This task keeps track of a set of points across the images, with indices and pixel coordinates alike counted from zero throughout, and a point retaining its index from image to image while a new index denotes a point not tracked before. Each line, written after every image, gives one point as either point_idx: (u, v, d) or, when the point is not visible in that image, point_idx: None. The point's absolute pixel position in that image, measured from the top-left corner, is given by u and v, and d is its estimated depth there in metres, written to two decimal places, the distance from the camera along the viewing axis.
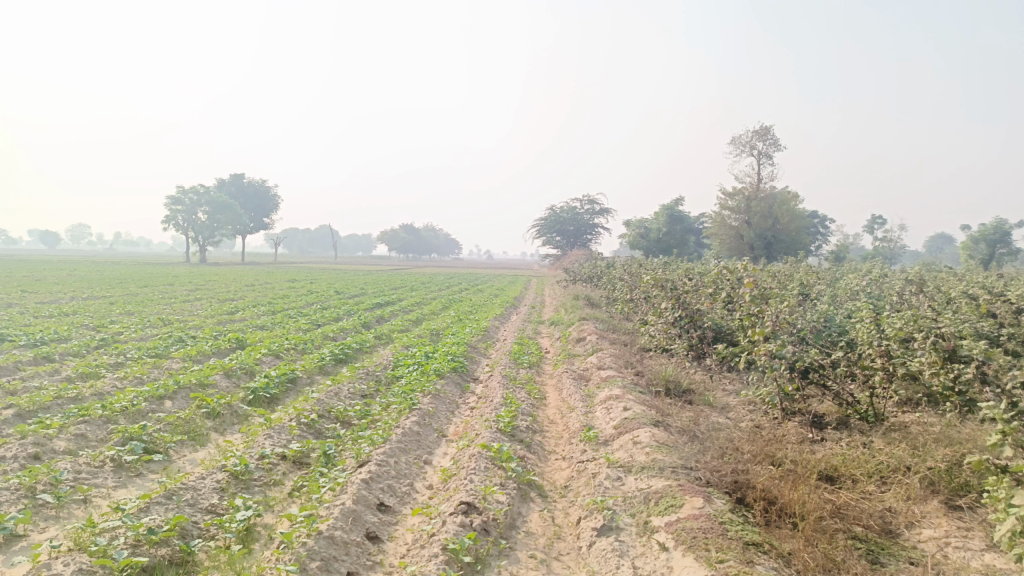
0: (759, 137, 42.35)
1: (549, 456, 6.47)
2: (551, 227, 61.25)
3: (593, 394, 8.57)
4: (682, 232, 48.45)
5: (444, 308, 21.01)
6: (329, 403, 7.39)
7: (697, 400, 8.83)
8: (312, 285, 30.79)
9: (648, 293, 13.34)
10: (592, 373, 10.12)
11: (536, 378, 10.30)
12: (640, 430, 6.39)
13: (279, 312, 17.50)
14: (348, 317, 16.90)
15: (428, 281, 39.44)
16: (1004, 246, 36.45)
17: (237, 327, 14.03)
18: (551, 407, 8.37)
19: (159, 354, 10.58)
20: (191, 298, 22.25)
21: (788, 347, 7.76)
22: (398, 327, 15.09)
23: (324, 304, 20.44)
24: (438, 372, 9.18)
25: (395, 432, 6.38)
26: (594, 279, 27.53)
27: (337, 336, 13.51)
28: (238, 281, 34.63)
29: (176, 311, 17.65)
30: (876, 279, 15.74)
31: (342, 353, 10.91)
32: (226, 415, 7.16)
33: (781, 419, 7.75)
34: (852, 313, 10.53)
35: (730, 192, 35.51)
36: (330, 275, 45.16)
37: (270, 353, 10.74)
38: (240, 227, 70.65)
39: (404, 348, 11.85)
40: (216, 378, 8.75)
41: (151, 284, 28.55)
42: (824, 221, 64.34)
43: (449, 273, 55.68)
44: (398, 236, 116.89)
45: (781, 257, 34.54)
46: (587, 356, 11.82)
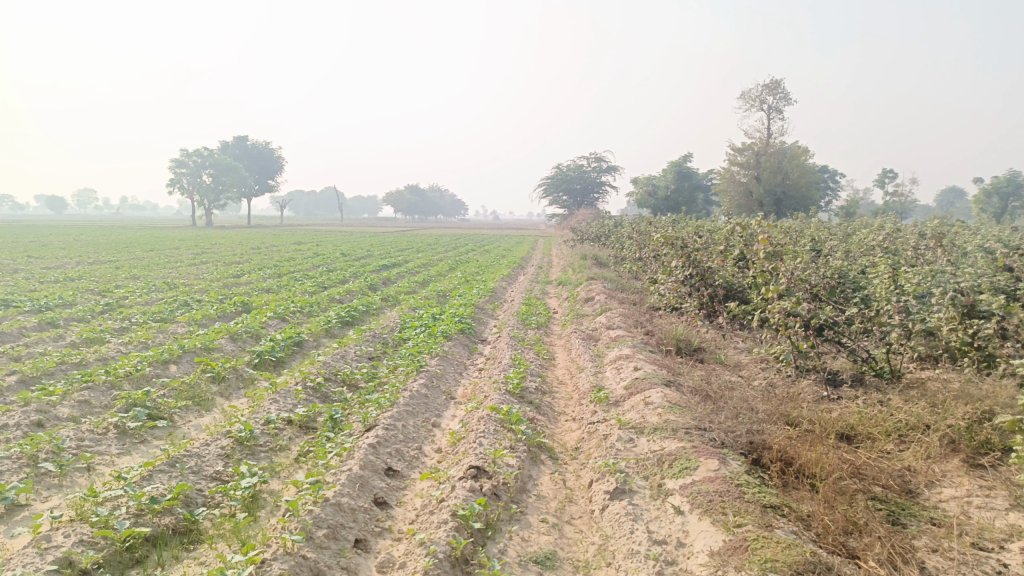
0: (770, 91, 41.49)
1: (559, 417, 6.37)
2: (557, 185, 60.67)
3: (603, 354, 8.45)
4: (690, 189, 47.90)
5: (451, 269, 20.87)
6: (335, 367, 7.29)
7: (709, 359, 8.70)
8: (319, 248, 30.67)
9: (658, 251, 13.13)
10: (601, 333, 9.98)
11: (545, 338, 10.18)
12: (651, 390, 6.27)
13: (285, 274, 17.42)
14: (354, 279, 16.80)
15: (434, 242, 39.27)
16: (1018, 199, 35.85)
17: (242, 291, 13.94)
18: (560, 368, 8.25)
19: (165, 319, 10.50)
20: (197, 261, 22.16)
21: (804, 304, 7.56)
22: (405, 288, 14.97)
23: (330, 266, 20.33)
24: (445, 334, 9.07)
25: (402, 395, 6.28)
26: (602, 238, 27.27)
27: (344, 298, 13.41)
28: (244, 244, 34.58)
29: (182, 275, 17.57)
30: (890, 234, 15.45)
31: (348, 316, 10.81)
32: (231, 379, 7.08)
33: (795, 377, 7.61)
34: (867, 269, 10.30)
35: (739, 147, 34.92)
36: (336, 237, 45.03)
37: (276, 316, 10.65)
38: (245, 190, 70.35)
39: (411, 309, 11.75)
40: (222, 342, 8.66)
41: (158, 249, 28.51)
42: (834, 177, 63.46)
43: (456, 234, 55.42)
44: (404, 197, 116.25)
45: (791, 213, 34.09)
46: (596, 315, 11.68)
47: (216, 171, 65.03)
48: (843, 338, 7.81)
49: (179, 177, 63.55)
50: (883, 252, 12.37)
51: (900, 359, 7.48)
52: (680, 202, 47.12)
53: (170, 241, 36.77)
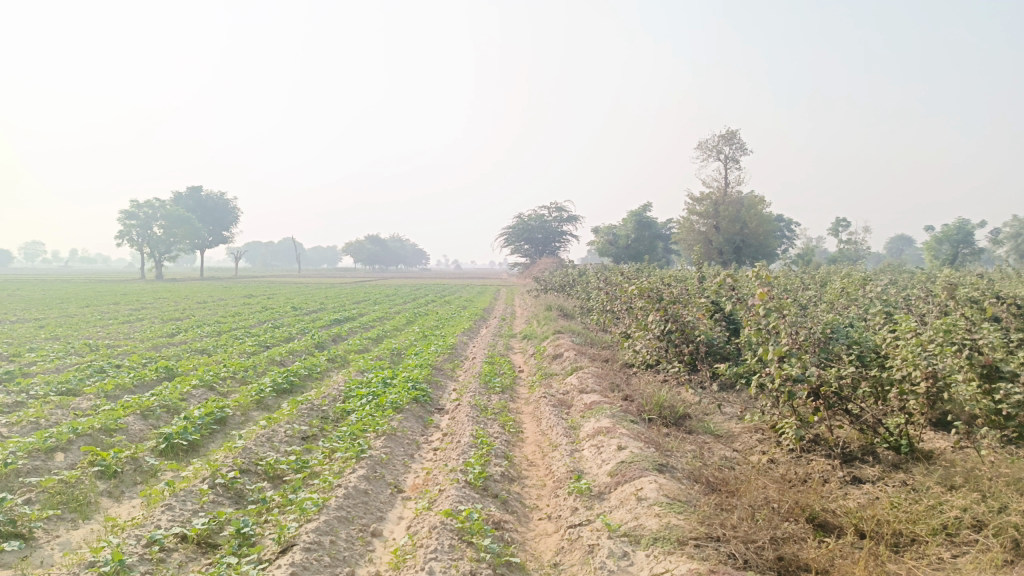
0: (725, 141, 41.89)
1: (532, 515, 5.20)
2: (518, 235, 60.10)
3: (578, 427, 7.33)
4: (650, 238, 47.69)
5: (407, 323, 19.63)
6: (258, 453, 6.00)
7: (697, 430, 7.64)
8: (270, 301, 29.10)
9: (630, 303, 12.15)
10: (574, 398, 8.87)
11: (510, 405, 9.02)
12: (642, 480, 5.15)
13: (226, 333, 15.97)
14: (302, 337, 15.44)
15: (392, 293, 37.88)
16: (967, 246, 36.24)
17: (172, 353, 12.46)
18: (530, 444, 7.08)
19: (69, 391, 9.02)
20: (133, 319, 20.47)
21: (812, 368, 6.52)
22: (356, 346, 13.68)
23: (277, 323, 18.87)
24: (396, 404, 7.85)
25: (336, 493, 5.04)
26: (566, 288, 26.39)
27: (286, 361, 12.07)
28: (190, 298, 32.79)
29: (110, 335, 15.94)
30: (862, 282, 14.83)
31: (286, 382, 9.49)
32: (126, 474, 5.73)
33: (802, 454, 6.54)
34: (859, 322, 9.43)
35: (698, 196, 34.76)
36: (292, 289, 43.23)
37: (201, 385, 9.28)
38: (198, 241, 68.27)
39: (360, 373, 10.48)
40: (128, 421, 7.27)
41: (96, 305, 26.62)
42: (789, 224, 64.32)
43: (416, 284, 54.09)
44: (364, 247, 114.88)
45: (751, 262, 33.80)
46: (566, 376, 10.59)
47: (168, 222, 62.88)
48: (852, 406, 6.82)
49: (129, 229, 61.38)
50: (865, 301, 11.57)
51: (918, 428, 6.52)
52: (642, 251, 46.85)
53: (114, 295, 34.73)
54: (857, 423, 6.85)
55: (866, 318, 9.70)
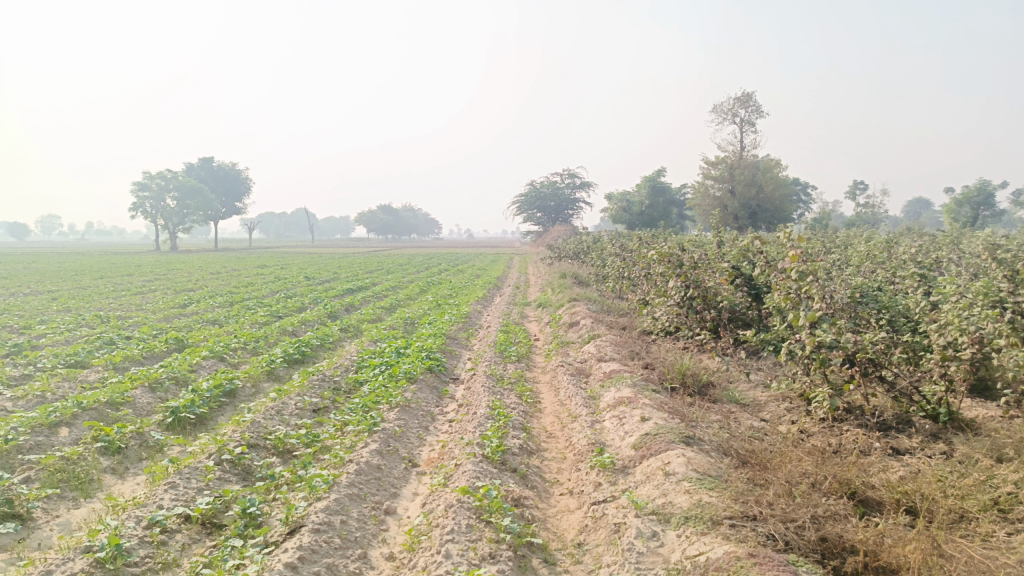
0: (741, 104, 40.96)
1: (553, 490, 4.95)
2: (531, 203, 59.54)
3: (598, 397, 7.06)
4: (665, 204, 47.02)
5: (420, 292, 19.39)
6: (267, 427, 5.77)
7: (722, 399, 7.35)
8: (283, 271, 28.97)
9: (648, 268, 11.80)
10: (592, 367, 8.58)
11: (527, 375, 8.76)
12: (669, 454, 4.88)
13: (238, 303, 15.79)
14: (314, 306, 15.22)
15: (404, 262, 37.66)
16: (989, 208, 35.34)
17: (183, 324, 12.29)
18: (549, 416, 6.83)
19: (77, 363, 8.84)
20: (147, 290, 20.39)
21: (847, 334, 6.17)
22: (368, 316, 13.45)
23: (289, 292, 18.68)
24: (409, 375, 7.60)
25: (348, 469, 4.81)
26: (580, 255, 26.02)
27: (298, 331, 11.87)
28: (203, 269, 32.72)
29: (122, 307, 15.82)
30: (886, 244, 14.38)
31: (297, 353, 9.27)
32: (132, 450, 5.52)
33: (835, 424, 6.24)
34: (889, 287, 9.04)
35: (713, 160, 34.07)
36: (304, 260, 43.13)
37: (211, 356, 9.08)
38: (211, 212, 68.24)
39: (372, 342, 10.24)
40: (135, 394, 7.08)
41: (110, 277, 26.55)
42: (806, 189, 63.22)
43: (429, 253, 53.82)
44: (376, 216, 114.63)
45: (767, 226, 33.17)
46: (584, 344, 10.31)
47: (180, 194, 62.76)
48: (886, 374, 6.48)
49: (142, 201, 61.36)
50: (892, 265, 11.14)
51: (957, 396, 6.19)
52: (656, 218, 46.23)
53: (130, 267, 34.76)
54: (892, 390, 6.52)
55: (895, 282, 9.30)
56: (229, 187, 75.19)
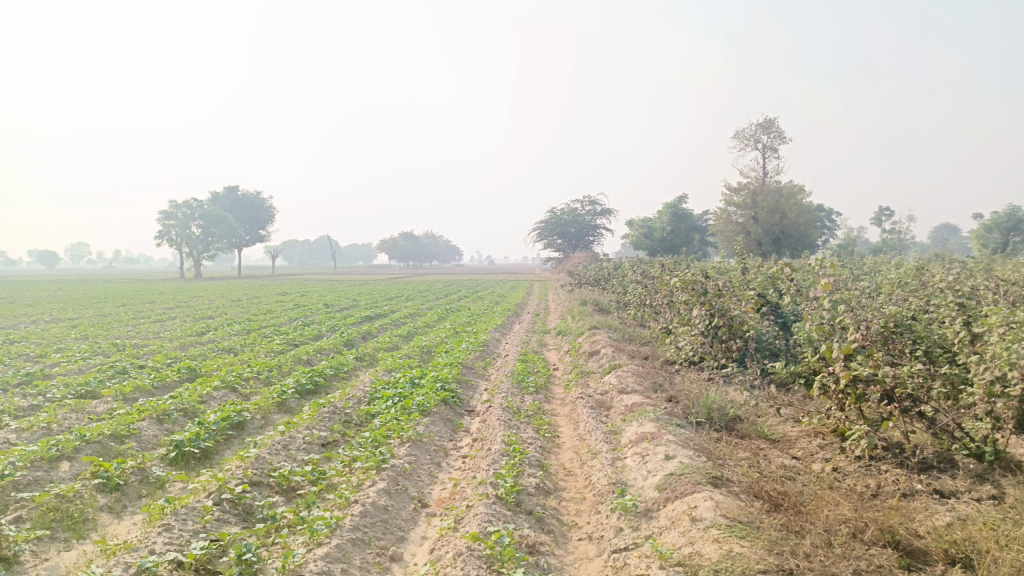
0: (762, 130, 40.66)
1: (571, 535, 4.64)
2: (551, 230, 59.43)
3: (619, 432, 6.74)
4: (686, 231, 46.61)
5: (439, 319, 19.17)
6: (272, 463, 5.52)
7: (750, 435, 6.99)
8: (303, 299, 28.98)
9: (671, 296, 11.47)
10: (613, 399, 8.26)
11: (545, 407, 8.45)
12: (696, 497, 4.55)
13: (255, 331, 15.67)
14: (331, 334, 15.04)
15: (423, 289, 37.55)
16: (1019, 234, 34.44)
17: (198, 353, 12.15)
18: (567, 451, 6.51)
19: (88, 394, 8.69)
20: (167, 318, 20.39)
21: (885, 367, 5.78)
22: (385, 344, 13.22)
23: (307, 320, 18.55)
24: (422, 407, 7.33)
25: (353, 510, 4.54)
26: (601, 282, 25.69)
27: (313, 360, 11.67)
28: (223, 296, 32.87)
29: (139, 334, 15.77)
30: (917, 271, 13.91)
31: (310, 383, 9.05)
32: (131, 487, 5.30)
33: (873, 464, 5.84)
34: (925, 316, 8.61)
35: (735, 187, 33.71)
36: (325, 287, 43.29)
37: (222, 386, 8.89)
38: (235, 240, 69.01)
39: (387, 372, 10.00)
40: (141, 427, 6.87)
41: (132, 304, 26.73)
42: (829, 215, 62.44)
43: (450, 280, 53.77)
44: (398, 243, 115.30)
45: (791, 253, 32.63)
46: (605, 375, 9.97)
47: (205, 222, 63.54)
48: (926, 409, 6.07)
49: (167, 229, 62.21)
50: (926, 292, 10.69)
51: (1003, 433, 5.77)
52: (677, 244, 45.80)
53: (153, 294, 35.06)
54: (932, 427, 6.11)
55: (931, 310, 8.87)
56: (253, 215, 76.09)
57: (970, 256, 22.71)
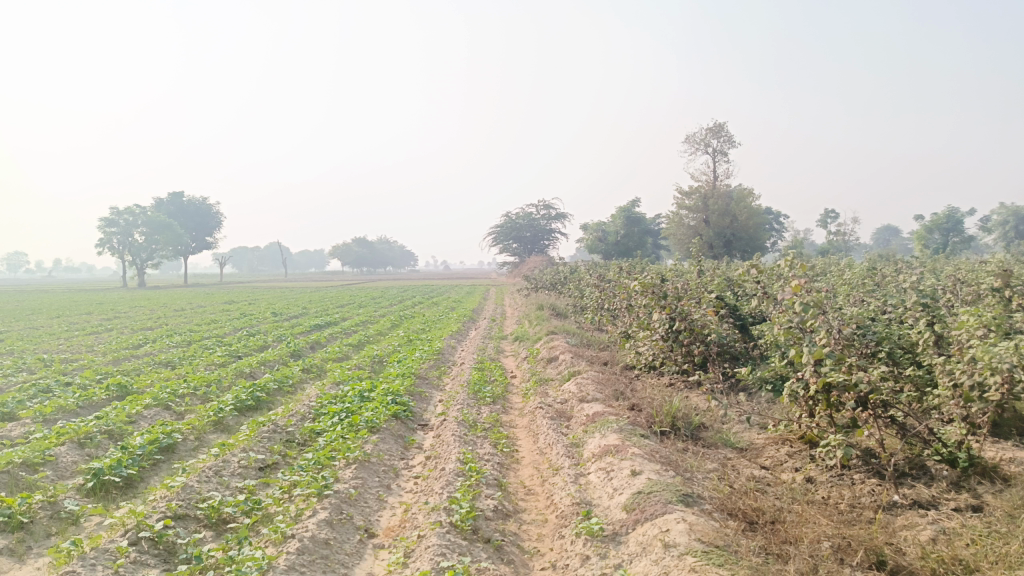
0: (713, 134, 41.14)
1: (533, 564, 4.24)
2: (506, 234, 59.16)
3: (581, 445, 6.38)
4: (640, 234, 46.82)
5: (391, 327, 18.60)
6: (201, 492, 4.98)
7: (716, 444, 6.71)
8: (251, 307, 27.99)
9: (629, 299, 11.19)
10: (574, 408, 7.90)
11: (502, 418, 8.05)
12: (668, 518, 4.20)
13: (196, 342, 14.86)
14: (277, 345, 14.35)
15: (376, 296, 36.73)
16: (957, 235, 35.42)
17: (131, 368, 11.39)
18: (527, 467, 6.11)
19: (2, 416, 7.92)
20: (102, 330, 19.35)
21: (860, 372, 5.51)
22: (334, 354, 12.64)
23: (253, 330, 17.75)
24: (371, 424, 6.84)
25: (290, 545, 4.05)
26: (557, 287, 25.42)
27: (256, 373, 11.04)
28: (165, 305, 31.52)
29: (70, 348, 14.83)
30: (868, 272, 13.97)
31: (250, 398, 8.46)
32: (38, 525, 4.69)
33: (845, 473, 5.59)
34: (886, 317, 8.48)
35: (687, 190, 33.89)
36: (273, 294, 42.06)
37: (154, 404, 8.24)
38: (181, 247, 66.89)
39: (335, 385, 9.45)
40: (58, 452, 6.21)
41: (67, 316, 25.35)
42: (778, 217, 63.63)
43: (404, 287, 53.04)
44: (351, 249, 113.57)
45: (741, 255, 32.93)
46: (563, 382, 9.62)
47: (147, 229, 61.37)
48: (897, 414, 5.85)
49: (108, 237, 59.87)
50: (883, 294, 10.62)
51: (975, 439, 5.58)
52: (632, 248, 45.95)
53: (93, 304, 33.70)
54: (902, 432, 5.90)
55: (891, 311, 8.75)
56: (199, 221, 73.90)
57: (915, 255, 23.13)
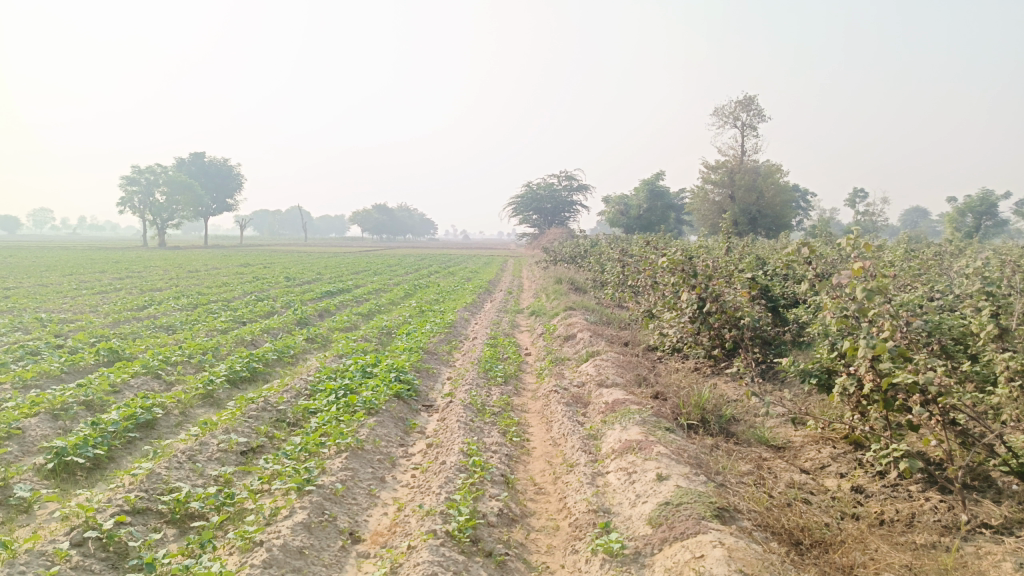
0: (742, 108, 39.82)
1: None
2: (526, 204, 58.23)
3: (600, 438, 5.74)
4: (663, 209, 45.77)
5: (404, 296, 18.02)
6: (168, 481, 4.39)
7: (750, 440, 6.05)
8: (266, 271, 27.60)
9: (653, 276, 10.45)
10: (592, 394, 7.26)
11: (514, 401, 7.42)
12: (703, 539, 3.54)
13: (202, 306, 14.35)
14: (284, 312, 13.81)
15: (393, 263, 36.19)
16: (990, 218, 33.97)
17: (130, 331, 10.91)
18: (538, 461, 5.49)
19: None
20: (112, 289, 18.98)
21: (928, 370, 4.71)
22: (341, 323, 12.07)
23: (262, 294, 17.24)
24: (369, 405, 6.22)
25: (255, 557, 3.45)
26: (577, 259, 24.68)
27: (258, 341, 10.49)
28: (178, 266, 31.17)
29: (74, 308, 14.40)
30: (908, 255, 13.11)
31: (245, 369, 7.90)
32: None
33: (900, 485, 4.89)
34: (937, 304, 7.69)
35: (713, 164, 32.78)
36: (290, 258, 41.67)
37: (143, 372, 7.71)
38: (201, 208, 66.81)
39: (337, 358, 8.86)
40: (25, 425, 5.66)
41: (80, 274, 25.06)
42: (805, 196, 62.02)
43: (422, 254, 52.47)
44: (370, 216, 113.07)
45: (766, 233, 31.94)
46: (581, 363, 8.96)
47: (168, 189, 61.26)
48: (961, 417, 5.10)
49: (129, 195, 59.79)
50: (929, 279, 9.82)
51: None
52: (653, 222, 44.94)
53: (111, 263, 33.39)
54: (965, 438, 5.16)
55: (941, 299, 7.96)
56: (220, 183, 73.63)
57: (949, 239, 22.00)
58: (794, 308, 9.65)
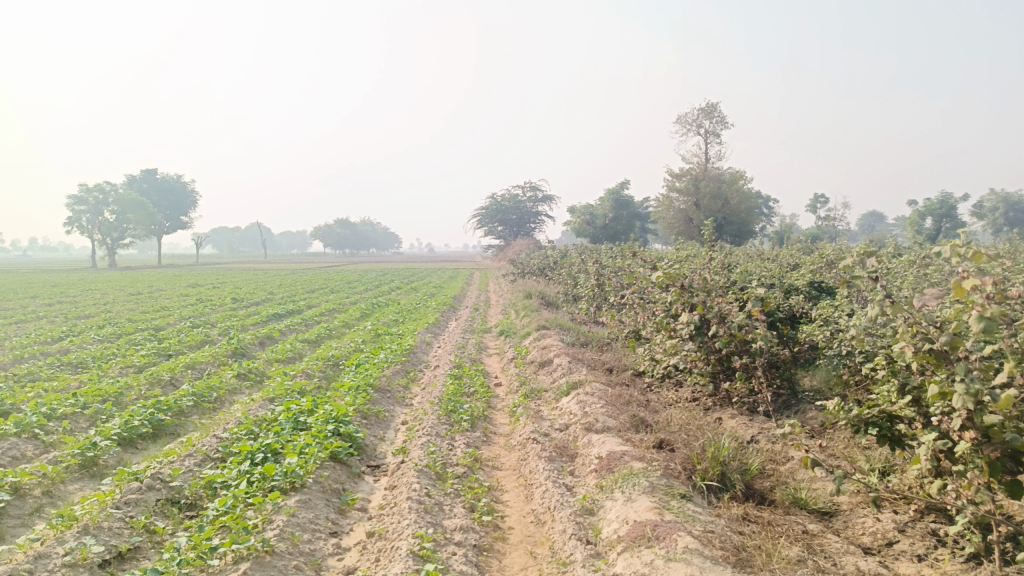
0: (705, 114, 39.03)
1: None
2: (490, 216, 56.84)
3: (598, 516, 4.34)
4: (629, 218, 44.78)
5: (359, 317, 16.42)
6: None
7: (786, 505, 4.72)
8: (213, 292, 25.63)
9: (637, 292, 9.11)
10: (578, 443, 5.87)
11: (482, 455, 5.98)
12: None
13: (126, 337, 12.58)
14: (220, 341, 12.16)
15: (352, 280, 34.39)
16: (951, 221, 33.32)
17: (26, 372, 9.17)
18: (518, 554, 4.08)
19: None
20: (33, 318, 16.97)
21: None
22: (282, 354, 10.49)
23: (200, 320, 15.47)
24: (291, 477, 4.71)
25: None
26: (545, 273, 23.38)
27: (178, 380, 8.85)
28: (119, 288, 28.99)
29: None
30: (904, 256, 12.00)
31: (147, 424, 6.31)
32: None
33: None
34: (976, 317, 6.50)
35: (678, 172, 31.75)
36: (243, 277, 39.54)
37: (13, 431, 6.07)
38: (154, 226, 64.01)
39: (266, 402, 7.31)
40: None
41: (8, 300, 22.84)
42: (766, 202, 61.65)
43: (385, 269, 50.64)
44: (331, 231, 110.51)
45: (733, 240, 31.01)
46: (561, 398, 7.56)
47: (118, 207, 58.50)
48: None
49: (76, 214, 56.99)
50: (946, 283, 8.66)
51: None
52: (620, 232, 43.87)
53: (46, 287, 31.10)
54: None
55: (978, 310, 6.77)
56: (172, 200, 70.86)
57: (918, 241, 21.15)
58: (797, 323, 8.39)
